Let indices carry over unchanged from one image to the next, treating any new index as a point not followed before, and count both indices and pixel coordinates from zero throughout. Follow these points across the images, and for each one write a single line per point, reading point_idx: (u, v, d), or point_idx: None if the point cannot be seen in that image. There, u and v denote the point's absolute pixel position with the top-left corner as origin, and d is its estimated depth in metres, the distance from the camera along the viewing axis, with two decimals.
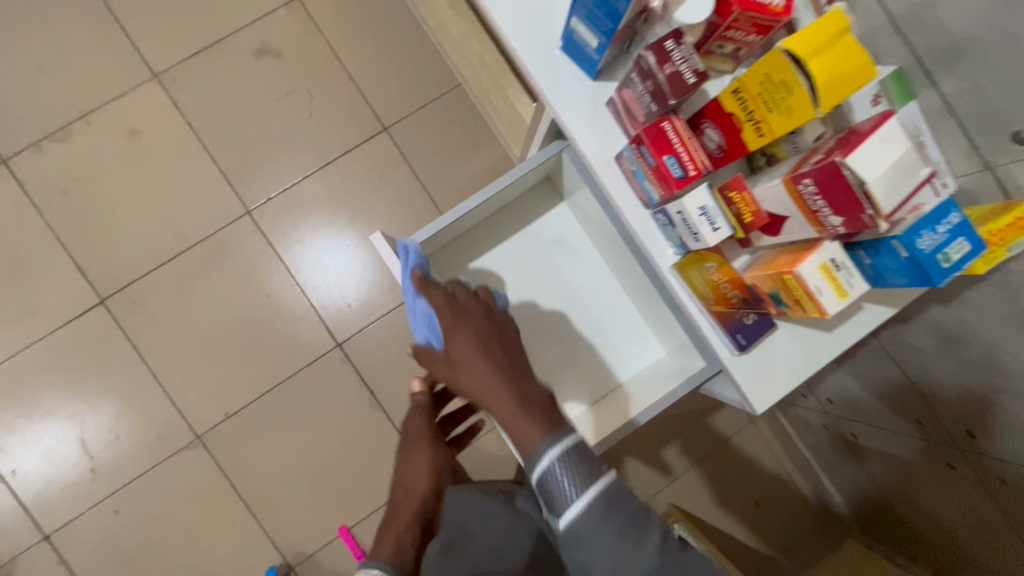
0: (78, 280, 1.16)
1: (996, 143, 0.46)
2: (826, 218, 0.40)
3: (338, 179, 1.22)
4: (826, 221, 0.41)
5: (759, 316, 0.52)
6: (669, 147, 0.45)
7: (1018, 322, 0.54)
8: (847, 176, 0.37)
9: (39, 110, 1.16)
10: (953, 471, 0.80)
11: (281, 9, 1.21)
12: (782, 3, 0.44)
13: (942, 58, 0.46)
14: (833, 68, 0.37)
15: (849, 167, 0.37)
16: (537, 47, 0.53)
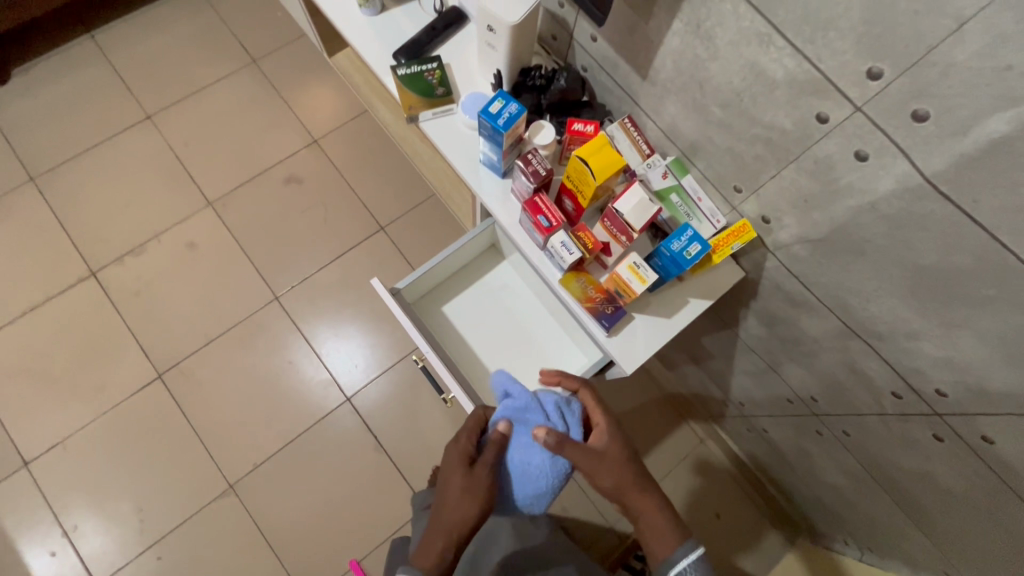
0: (142, 360, 1.46)
1: (731, 194, 0.80)
2: (620, 237, 0.74)
3: (347, 268, 1.57)
4: (622, 239, 0.74)
5: (616, 308, 0.81)
6: (539, 210, 0.79)
7: (788, 302, 0.84)
8: (617, 213, 0.72)
9: (122, 234, 1.54)
10: (822, 436, 1.04)
11: (304, 149, 1.65)
12: (592, 129, 0.80)
13: (691, 151, 0.82)
14: (599, 160, 0.71)
15: (615, 209, 0.72)
16: (467, 163, 0.89)
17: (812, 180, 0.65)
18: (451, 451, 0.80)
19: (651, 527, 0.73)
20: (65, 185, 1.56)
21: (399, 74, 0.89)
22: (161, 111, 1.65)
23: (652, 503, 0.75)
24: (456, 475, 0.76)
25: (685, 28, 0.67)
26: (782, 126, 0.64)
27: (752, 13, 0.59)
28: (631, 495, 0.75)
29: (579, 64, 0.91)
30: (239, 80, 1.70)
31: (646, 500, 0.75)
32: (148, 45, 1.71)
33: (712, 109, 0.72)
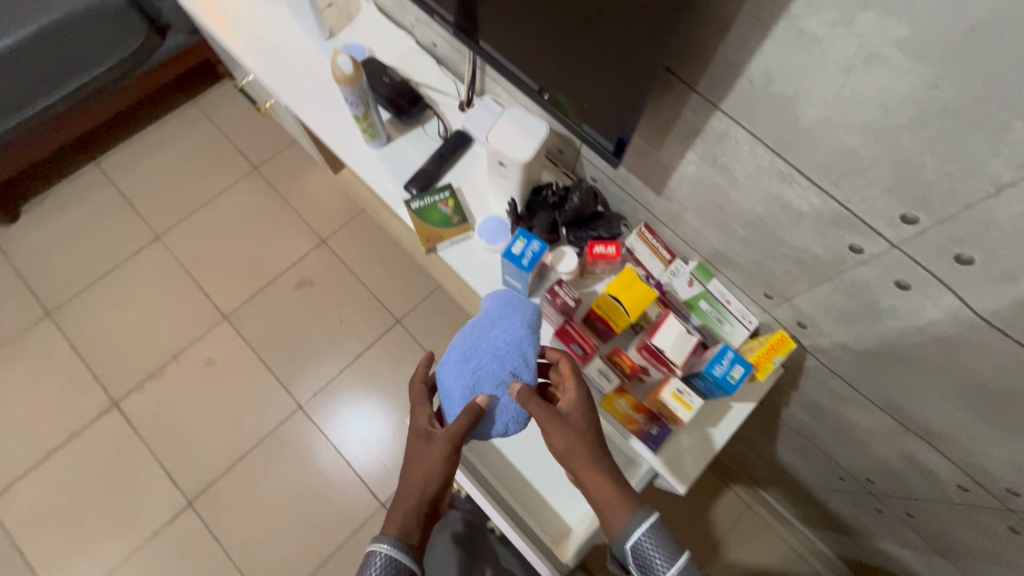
0: (170, 490, 1.42)
1: (759, 298, 0.80)
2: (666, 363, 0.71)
3: (366, 367, 1.56)
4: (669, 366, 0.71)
5: (659, 426, 0.79)
6: (572, 338, 0.78)
7: (833, 396, 0.83)
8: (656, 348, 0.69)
9: (142, 358, 1.53)
10: (881, 512, 1.00)
11: (312, 251, 1.66)
12: (614, 250, 0.81)
13: (715, 258, 0.82)
14: (633, 298, 0.69)
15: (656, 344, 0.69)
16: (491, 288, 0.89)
17: (849, 298, 0.65)
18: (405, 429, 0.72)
19: (602, 495, 0.66)
20: (80, 317, 1.56)
21: (413, 207, 0.91)
22: (170, 231, 1.67)
23: (603, 475, 0.66)
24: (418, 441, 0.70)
25: (700, 159, 0.68)
26: (811, 250, 0.64)
27: (771, 154, 0.59)
28: (582, 464, 0.66)
29: (589, 176, 0.92)
30: (243, 189, 1.73)
31: (598, 468, 0.66)
32: (151, 166, 1.75)
33: (735, 228, 0.72)
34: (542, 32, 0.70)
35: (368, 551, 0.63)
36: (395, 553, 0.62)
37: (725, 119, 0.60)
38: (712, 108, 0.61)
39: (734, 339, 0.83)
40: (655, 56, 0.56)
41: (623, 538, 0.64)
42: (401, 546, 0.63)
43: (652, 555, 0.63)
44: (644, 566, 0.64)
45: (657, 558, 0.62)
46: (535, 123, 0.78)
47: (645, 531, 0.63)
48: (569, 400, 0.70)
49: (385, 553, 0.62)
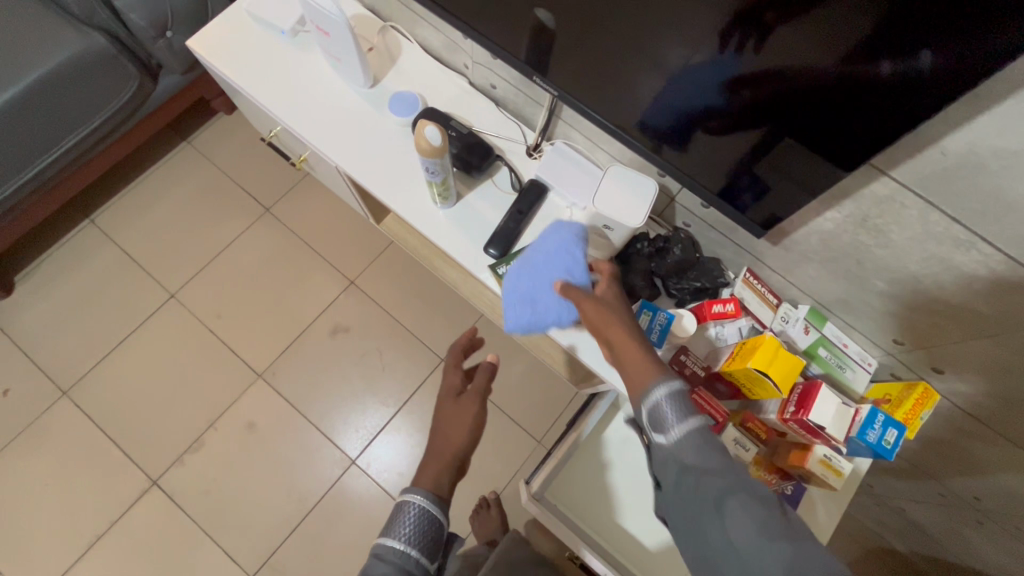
0: (228, 566, 1.35)
1: (885, 341, 0.77)
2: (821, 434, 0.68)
3: (417, 411, 1.49)
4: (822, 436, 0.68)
5: (795, 487, 0.76)
6: (702, 408, 0.74)
7: (959, 431, 0.81)
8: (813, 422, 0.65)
9: (177, 429, 1.43)
10: (984, 525, 1.00)
11: (342, 294, 1.57)
12: (732, 309, 0.77)
13: (833, 303, 0.78)
14: (783, 369, 0.65)
15: (812, 418, 0.65)
16: (593, 354, 0.83)
17: (1013, 353, 0.62)
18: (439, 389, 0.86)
19: (629, 361, 0.64)
20: (103, 392, 1.45)
21: (500, 273, 0.84)
22: (186, 287, 1.56)
23: (633, 343, 0.65)
24: (449, 403, 0.83)
25: (845, 218, 0.63)
26: (975, 308, 0.61)
27: (947, 221, 0.55)
28: (610, 334, 0.66)
29: (681, 221, 0.87)
30: (258, 234, 1.61)
31: (625, 336, 0.65)
32: (154, 219, 1.62)
33: (873, 282, 0.68)
34: (665, 85, 0.63)
35: (402, 501, 0.75)
36: (427, 504, 0.74)
37: (892, 185, 0.56)
38: (877, 173, 0.56)
39: (858, 386, 0.79)
40: (864, 126, 0.50)
41: (640, 397, 0.62)
42: (429, 496, 0.74)
43: (671, 413, 0.59)
44: (657, 425, 0.60)
45: (673, 414, 0.59)
46: (643, 182, 0.72)
47: (664, 391, 0.60)
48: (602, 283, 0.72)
49: (415, 504, 0.73)
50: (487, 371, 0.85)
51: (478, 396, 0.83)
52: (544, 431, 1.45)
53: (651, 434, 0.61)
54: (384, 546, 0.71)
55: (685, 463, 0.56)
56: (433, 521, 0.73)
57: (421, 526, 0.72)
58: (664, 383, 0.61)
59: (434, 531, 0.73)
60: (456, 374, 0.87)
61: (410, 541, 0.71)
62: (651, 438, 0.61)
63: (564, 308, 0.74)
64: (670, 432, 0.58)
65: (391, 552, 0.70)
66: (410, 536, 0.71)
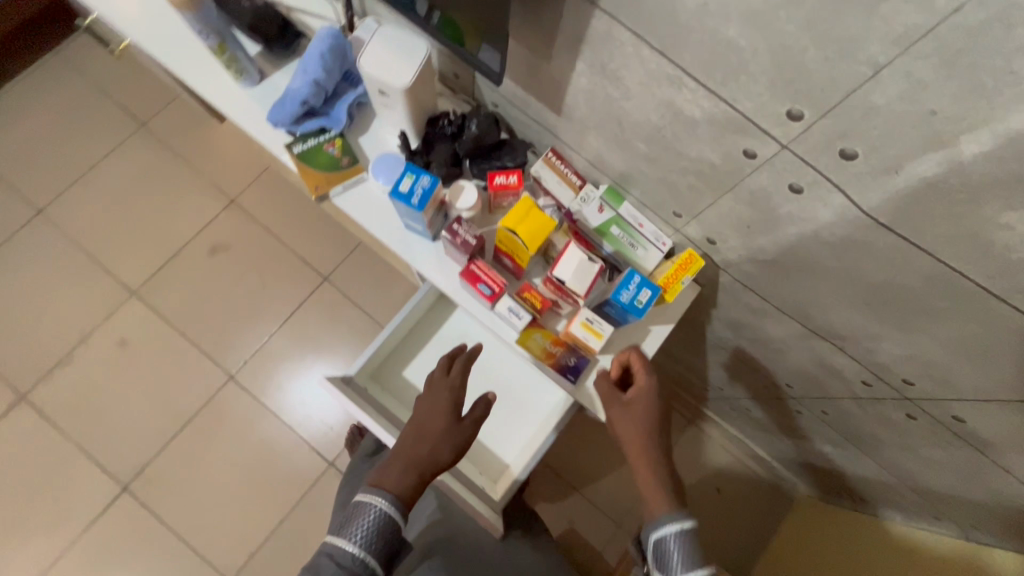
0: (102, 477, 1.36)
1: (671, 217, 0.77)
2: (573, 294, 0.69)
3: (298, 329, 1.49)
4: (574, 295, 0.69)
5: (578, 358, 0.77)
6: (478, 279, 0.74)
7: (748, 310, 0.83)
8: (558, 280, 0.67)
9: (46, 346, 1.41)
10: (801, 413, 1.04)
11: (222, 212, 1.53)
12: (515, 180, 0.75)
13: (623, 180, 0.78)
14: (531, 229, 0.65)
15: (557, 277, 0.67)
16: (392, 233, 0.82)
17: (750, 208, 0.63)
18: (434, 394, 0.81)
19: (645, 486, 0.67)
20: None
21: (295, 151, 0.82)
22: (54, 203, 1.50)
23: (657, 473, 0.67)
24: (445, 421, 0.78)
25: (589, 69, 0.62)
26: (709, 160, 0.61)
27: (655, 56, 0.53)
28: (631, 453, 0.70)
29: (489, 100, 0.84)
30: (131, 150, 1.55)
31: (653, 490, 0.66)
32: (18, 132, 1.53)
33: (636, 144, 0.68)
34: None
35: (363, 503, 0.74)
36: (387, 508, 0.73)
37: (607, 19, 0.54)
38: (591, 7, 0.54)
39: (649, 263, 0.79)
40: None
41: (650, 527, 0.65)
42: (395, 503, 0.73)
43: (673, 555, 0.62)
44: (662, 563, 0.63)
45: (676, 557, 0.62)
46: (411, 44, 0.69)
47: (673, 530, 0.63)
48: (638, 394, 0.71)
49: (379, 507, 0.73)
50: (484, 403, 0.81)
51: (469, 428, 0.80)
52: None
53: (654, 567, 0.65)
54: (338, 547, 0.71)
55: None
56: (392, 527, 0.73)
57: (375, 529, 0.72)
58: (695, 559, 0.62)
59: (392, 537, 0.73)
60: (455, 389, 0.80)
61: (362, 544, 0.71)
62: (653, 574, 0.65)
63: (304, 82, 0.78)
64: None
65: (343, 554, 0.70)
66: (364, 539, 0.71)
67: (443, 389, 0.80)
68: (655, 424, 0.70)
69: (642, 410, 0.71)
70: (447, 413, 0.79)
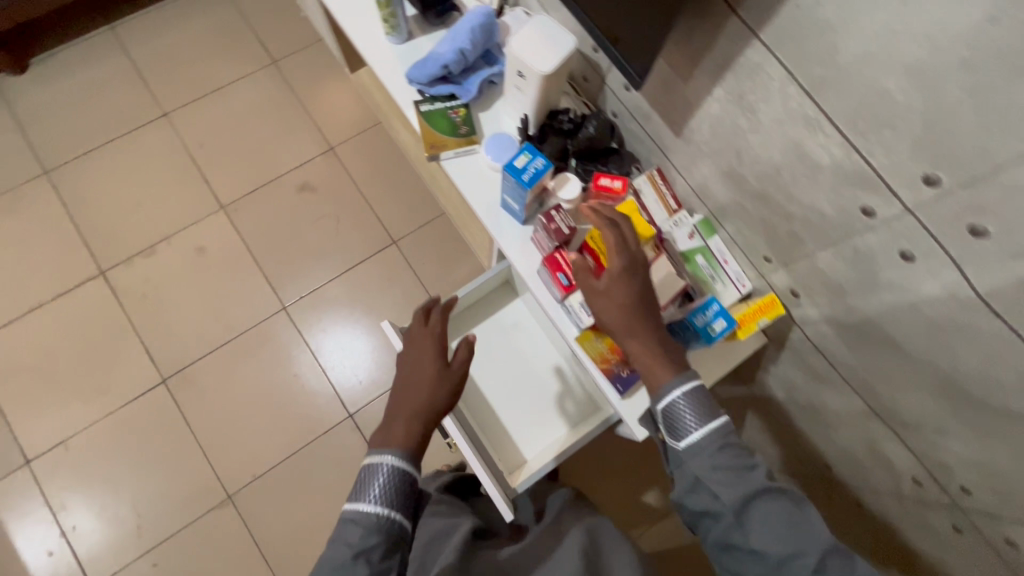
0: (146, 365, 1.44)
1: (758, 261, 0.78)
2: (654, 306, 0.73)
3: (355, 281, 1.55)
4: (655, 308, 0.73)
5: (632, 371, 0.78)
6: (559, 267, 0.76)
7: (810, 374, 0.81)
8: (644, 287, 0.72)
9: (135, 233, 1.52)
10: (831, 501, 1.00)
11: (319, 157, 1.62)
12: (620, 185, 0.78)
13: (721, 213, 0.79)
14: (629, 232, 0.71)
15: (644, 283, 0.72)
16: (488, 207, 0.86)
17: (849, 267, 0.63)
18: (417, 349, 0.82)
19: (643, 359, 0.67)
20: (77, 182, 1.54)
21: (422, 110, 0.87)
22: (179, 110, 1.63)
23: (648, 339, 0.67)
24: (435, 366, 0.80)
25: (726, 96, 0.64)
26: (821, 211, 0.61)
27: (801, 96, 0.55)
28: (622, 335, 0.68)
29: (610, 109, 0.87)
30: (257, 81, 1.67)
31: (647, 356, 0.67)
32: (167, 41, 1.68)
33: (748, 180, 0.69)
34: None
35: (372, 464, 0.71)
36: (399, 464, 0.70)
37: (762, 51, 0.56)
38: (749, 37, 0.56)
39: (725, 298, 0.80)
40: None
41: (657, 398, 0.65)
42: (403, 458, 0.71)
43: (685, 415, 0.62)
44: (673, 427, 0.63)
45: (688, 416, 0.62)
46: (563, 34, 0.74)
47: (680, 393, 0.63)
48: (611, 277, 0.68)
49: (390, 464, 0.71)
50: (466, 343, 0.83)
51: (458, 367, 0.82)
52: None
53: (665, 434, 0.65)
54: (358, 510, 0.67)
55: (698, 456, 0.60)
56: (407, 481, 0.71)
57: (393, 486, 0.69)
58: (709, 418, 0.62)
59: (409, 491, 0.71)
60: (437, 340, 0.82)
61: (382, 502, 0.68)
62: (665, 439, 0.65)
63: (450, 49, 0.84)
64: (688, 435, 0.62)
65: (364, 515, 0.66)
66: (382, 498, 0.68)
67: (426, 342, 0.82)
68: (638, 294, 0.68)
69: (621, 287, 0.68)
70: (435, 363, 0.80)
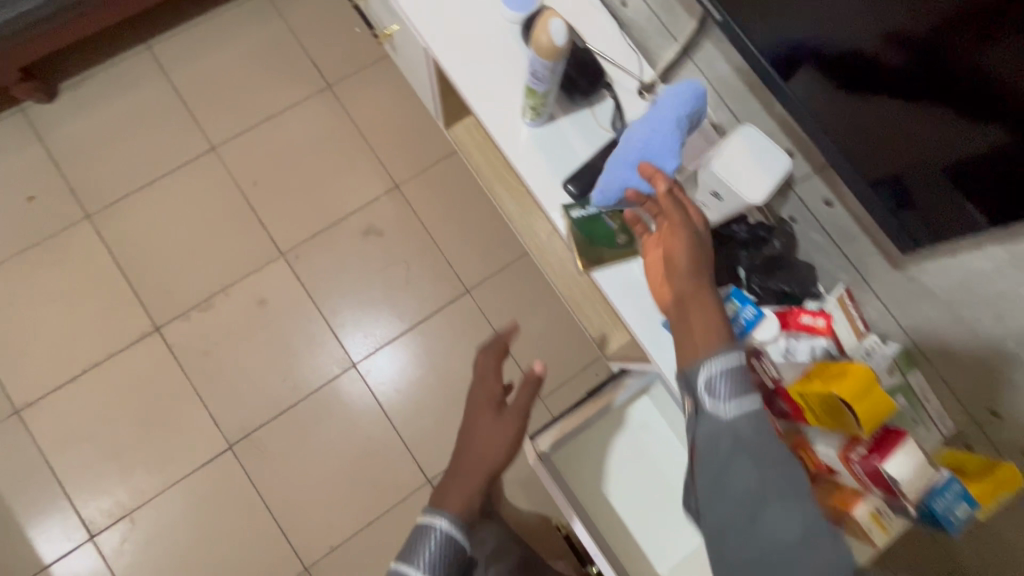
0: (210, 429, 1.35)
1: (977, 409, 0.67)
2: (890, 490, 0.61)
3: (427, 334, 1.44)
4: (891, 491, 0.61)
5: None
6: None
7: None
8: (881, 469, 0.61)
9: (190, 285, 1.40)
10: None
11: (384, 196, 1.49)
12: (823, 323, 0.70)
13: (934, 351, 0.69)
14: (870, 410, 0.58)
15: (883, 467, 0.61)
16: (646, 327, 0.75)
17: None
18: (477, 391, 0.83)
19: (696, 320, 0.62)
20: (124, 225, 1.41)
21: (573, 216, 0.76)
22: (228, 143, 1.48)
23: (706, 313, 0.62)
24: (493, 414, 0.81)
25: None
26: None
27: None
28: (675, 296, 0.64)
29: (787, 213, 0.77)
30: (312, 109, 1.52)
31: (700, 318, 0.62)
32: (210, 63, 1.52)
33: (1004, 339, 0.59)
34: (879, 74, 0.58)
35: (425, 524, 0.74)
36: (449, 531, 0.73)
37: None
38: None
39: (928, 445, 0.69)
40: None
41: (694, 368, 0.61)
42: (454, 524, 0.73)
43: (722, 388, 0.58)
44: (709, 391, 0.59)
45: (725, 389, 0.58)
46: (776, 153, 0.63)
47: (722, 366, 0.59)
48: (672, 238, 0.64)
49: (440, 530, 0.73)
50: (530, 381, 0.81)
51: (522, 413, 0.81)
52: (550, 389, 1.42)
53: (697, 400, 0.60)
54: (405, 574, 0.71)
55: (739, 449, 0.57)
56: (454, 548, 0.73)
57: (441, 552, 0.72)
58: (746, 393, 0.58)
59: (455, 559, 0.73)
60: (497, 382, 0.83)
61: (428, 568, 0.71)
62: (700, 405, 0.60)
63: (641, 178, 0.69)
64: (721, 404, 0.58)
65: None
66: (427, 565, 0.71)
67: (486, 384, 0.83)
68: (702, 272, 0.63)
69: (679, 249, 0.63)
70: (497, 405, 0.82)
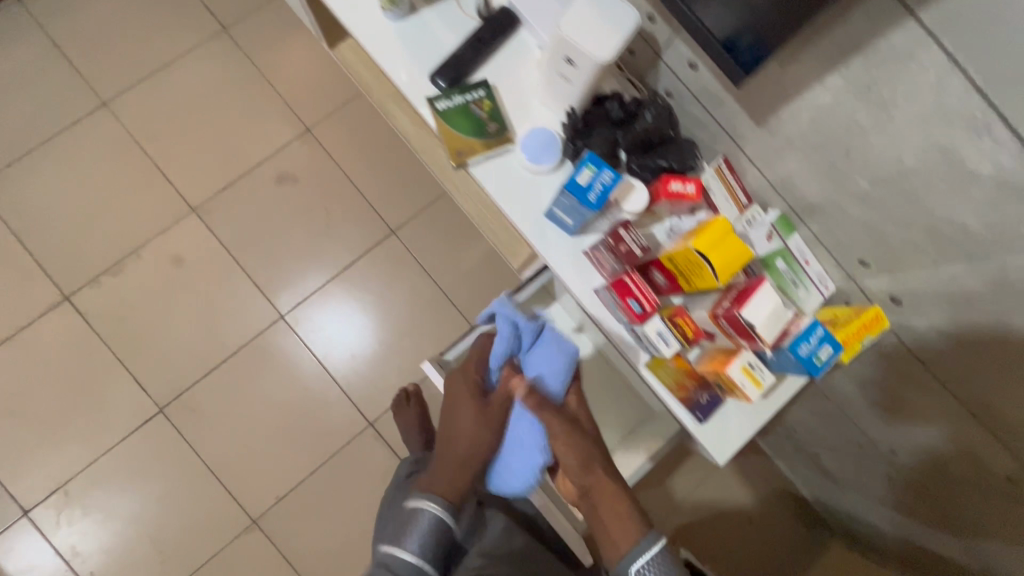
0: (138, 395, 1.31)
1: (849, 262, 0.72)
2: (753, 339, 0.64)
3: (355, 278, 1.41)
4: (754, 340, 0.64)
5: (710, 395, 0.71)
6: (630, 293, 0.67)
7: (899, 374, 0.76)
8: (744, 321, 0.63)
9: (98, 250, 1.34)
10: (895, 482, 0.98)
11: (296, 140, 1.42)
12: (694, 189, 0.68)
13: (807, 208, 0.70)
14: (725, 258, 0.62)
15: (745, 316, 0.63)
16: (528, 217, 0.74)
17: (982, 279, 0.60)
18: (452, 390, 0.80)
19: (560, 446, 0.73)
20: (18, 194, 1.33)
21: (440, 107, 0.73)
22: (120, 96, 1.39)
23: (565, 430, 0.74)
24: (473, 405, 0.77)
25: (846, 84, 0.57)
26: (963, 223, 0.58)
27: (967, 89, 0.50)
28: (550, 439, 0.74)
29: (663, 88, 0.74)
30: (208, 54, 1.43)
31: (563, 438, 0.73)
32: (88, 10, 1.41)
33: (858, 182, 0.63)
34: None
35: (414, 508, 0.67)
36: (439, 512, 0.67)
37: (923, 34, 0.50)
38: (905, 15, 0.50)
39: (808, 305, 0.71)
40: None
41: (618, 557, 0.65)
42: (444, 506, 0.67)
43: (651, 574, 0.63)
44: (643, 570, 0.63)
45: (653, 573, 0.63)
46: (622, 9, 0.61)
47: (649, 557, 0.64)
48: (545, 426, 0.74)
49: (431, 511, 0.67)
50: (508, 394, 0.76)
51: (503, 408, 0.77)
52: None
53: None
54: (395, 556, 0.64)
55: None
56: (445, 533, 0.67)
57: (432, 536, 0.66)
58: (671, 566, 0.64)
59: (446, 539, 0.67)
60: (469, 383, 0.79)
61: (421, 552, 0.64)
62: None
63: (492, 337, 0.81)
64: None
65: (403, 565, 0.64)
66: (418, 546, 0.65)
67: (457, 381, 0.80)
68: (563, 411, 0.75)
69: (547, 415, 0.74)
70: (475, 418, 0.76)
